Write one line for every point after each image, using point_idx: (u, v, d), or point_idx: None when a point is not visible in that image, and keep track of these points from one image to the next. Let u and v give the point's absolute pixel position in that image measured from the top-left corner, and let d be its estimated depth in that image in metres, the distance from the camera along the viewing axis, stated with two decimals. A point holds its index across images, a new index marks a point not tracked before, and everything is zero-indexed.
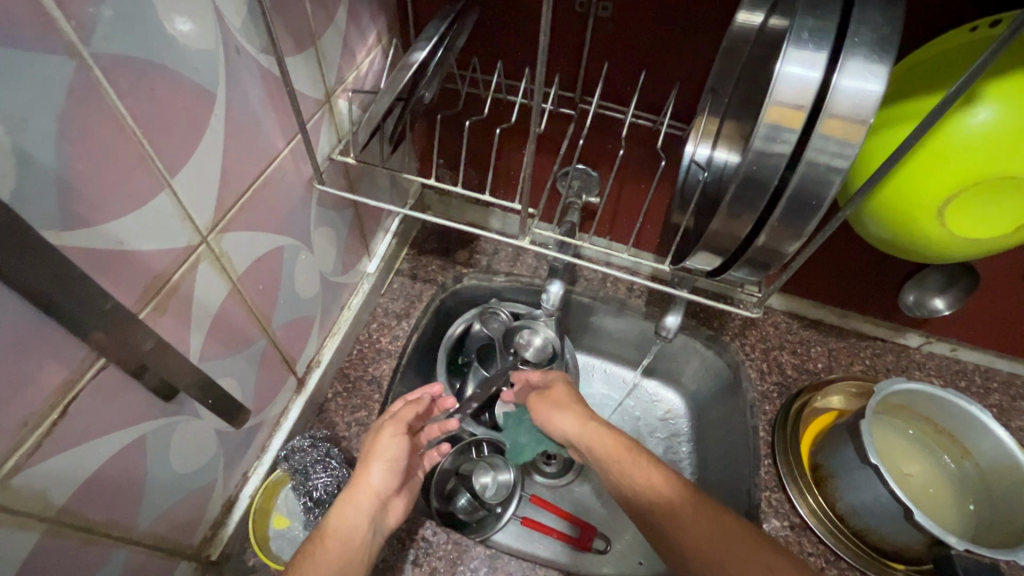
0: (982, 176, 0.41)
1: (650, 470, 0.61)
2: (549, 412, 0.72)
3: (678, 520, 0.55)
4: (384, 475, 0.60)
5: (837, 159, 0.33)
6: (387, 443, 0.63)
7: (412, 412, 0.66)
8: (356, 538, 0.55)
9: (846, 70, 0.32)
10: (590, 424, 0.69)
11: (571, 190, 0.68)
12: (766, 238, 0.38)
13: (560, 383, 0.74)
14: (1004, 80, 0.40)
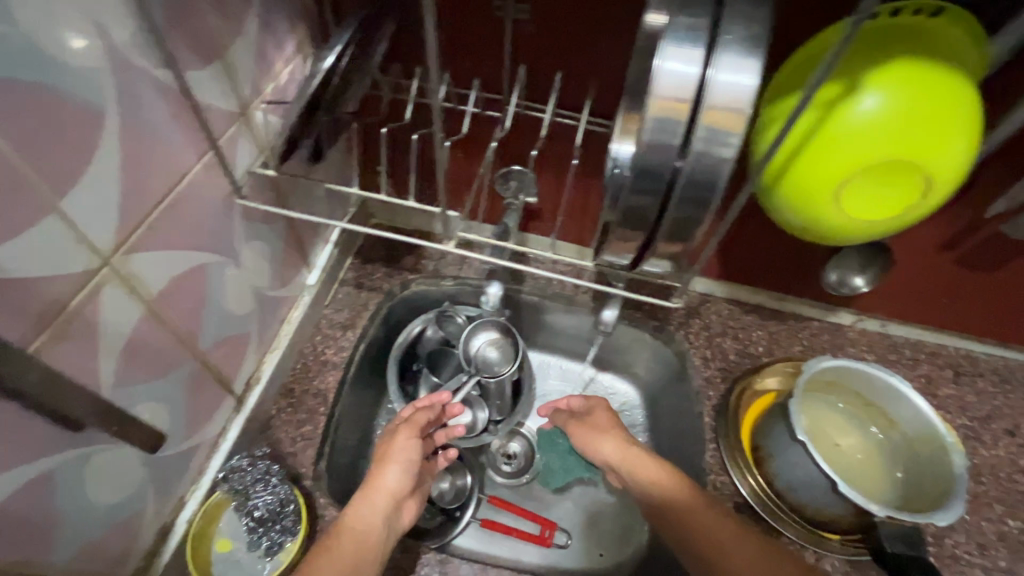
0: (870, 160, 0.43)
1: (683, 487, 0.63)
2: (591, 436, 0.71)
3: (716, 545, 0.58)
4: (400, 475, 0.63)
5: (722, 149, 0.34)
6: (398, 446, 0.65)
7: (426, 417, 0.69)
8: (370, 537, 0.57)
9: (722, 64, 0.33)
10: (632, 450, 0.68)
11: (508, 190, 0.67)
12: (667, 230, 0.39)
13: (602, 409, 0.73)
14: (886, 65, 0.42)
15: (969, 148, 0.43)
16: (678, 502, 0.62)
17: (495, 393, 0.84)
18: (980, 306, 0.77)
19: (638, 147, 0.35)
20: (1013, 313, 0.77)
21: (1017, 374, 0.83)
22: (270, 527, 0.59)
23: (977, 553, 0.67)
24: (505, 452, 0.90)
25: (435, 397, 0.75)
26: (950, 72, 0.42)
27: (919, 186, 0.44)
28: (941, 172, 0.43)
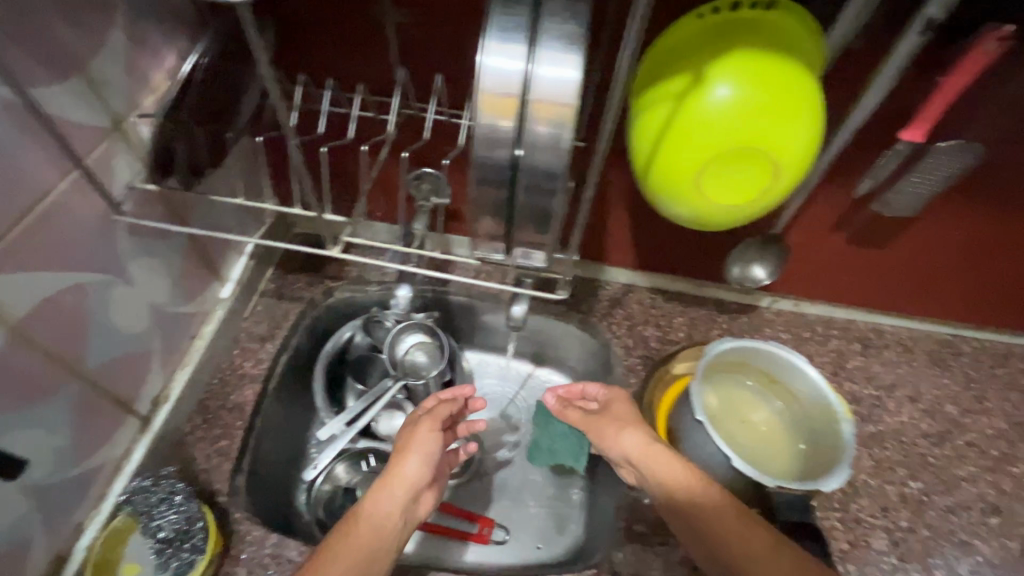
0: (721, 148, 0.45)
1: (710, 487, 0.58)
2: (613, 429, 0.66)
3: (747, 554, 0.53)
4: (420, 467, 0.62)
5: (555, 141, 0.35)
6: (417, 436, 0.64)
7: (447, 410, 0.68)
8: (384, 528, 0.56)
9: (542, 58, 0.34)
10: (656, 446, 0.62)
11: (421, 193, 0.67)
12: (523, 223, 0.40)
13: (623, 400, 0.67)
14: (731, 56, 0.44)
15: (812, 134, 0.46)
16: (705, 504, 0.57)
17: (423, 396, 0.84)
18: (878, 281, 0.81)
19: (476, 144, 0.36)
20: (909, 286, 0.81)
21: (920, 344, 0.87)
22: (177, 546, 0.58)
23: (879, 515, 0.70)
24: None
25: (458, 389, 0.73)
26: (790, 61, 0.45)
27: (769, 171, 0.47)
28: (786, 158, 0.46)
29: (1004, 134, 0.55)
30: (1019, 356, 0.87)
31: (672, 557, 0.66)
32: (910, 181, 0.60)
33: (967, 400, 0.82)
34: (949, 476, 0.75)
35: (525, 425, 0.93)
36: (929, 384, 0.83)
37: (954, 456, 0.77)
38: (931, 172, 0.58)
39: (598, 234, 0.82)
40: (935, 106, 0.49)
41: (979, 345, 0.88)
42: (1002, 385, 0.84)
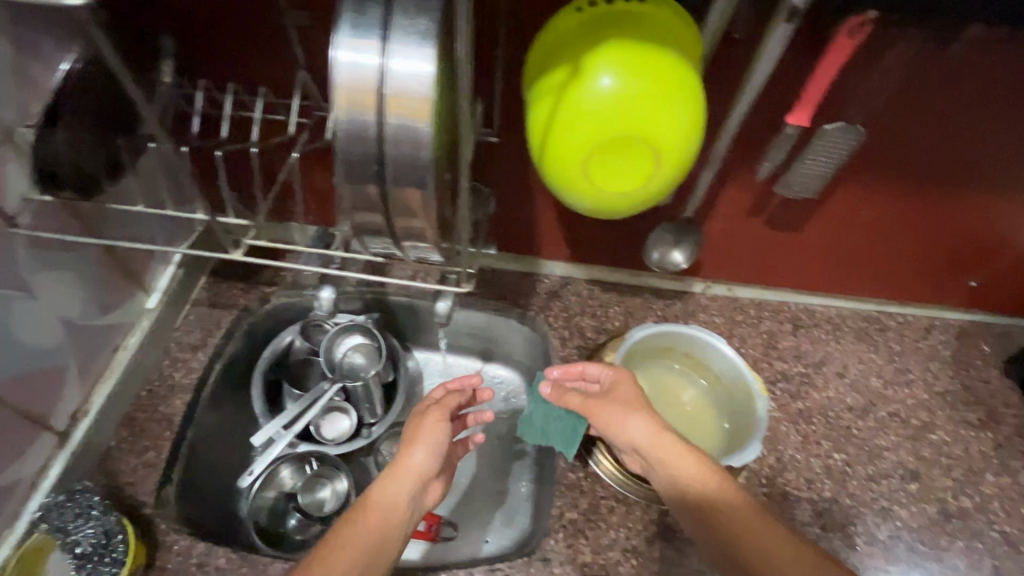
0: (602, 134, 0.46)
1: (729, 484, 0.56)
2: (615, 413, 0.63)
3: (766, 559, 0.52)
4: (427, 458, 0.62)
5: (414, 135, 0.36)
6: (424, 425, 0.64)
7: (457, 400, 0.68)
8: (390, 517, 0.57)
9: (394, 52, 0.35)
10: (667, 436, 0.59)
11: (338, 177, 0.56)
12: (400, 216, 0.41)
13: (631, 383, 0.64)
14: (610, 45, 0.46)
15: (694, 121, 0.47)
16: (722, 504, 0.55)
17: (363, 398, 0.84)
18: (802, 262, 0.84)
19: (337, 139, 0.37)
20: (836, 265, 0.83)
21: (847, 321, 0.90)
22: (97, 560, 0.57)
23: (803, 488, 0.73)
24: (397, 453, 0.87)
25: (466, 378, 0.73)
26: (666, 53, 0.46)
27: (651, 158, 0.48)
28: (667, 144, 0.47)
29: (881, 108, 0.59)
30: (942, 328, 0.90)
31: (602, 539, 0.67)
32: (808, 163, 0.63)
33: (891, 372, 0.85)
34: (870, 446, 0.78)
35: None
36: (855, 359, 0.86)
37: (876, 427, 0.80)
38: (831, 150, 0.62)
39: (529, 228, 0.83)
40: (816, 91, 0.52)
41: (904, 319, 0.91)
42: (923, 357, 0.87)
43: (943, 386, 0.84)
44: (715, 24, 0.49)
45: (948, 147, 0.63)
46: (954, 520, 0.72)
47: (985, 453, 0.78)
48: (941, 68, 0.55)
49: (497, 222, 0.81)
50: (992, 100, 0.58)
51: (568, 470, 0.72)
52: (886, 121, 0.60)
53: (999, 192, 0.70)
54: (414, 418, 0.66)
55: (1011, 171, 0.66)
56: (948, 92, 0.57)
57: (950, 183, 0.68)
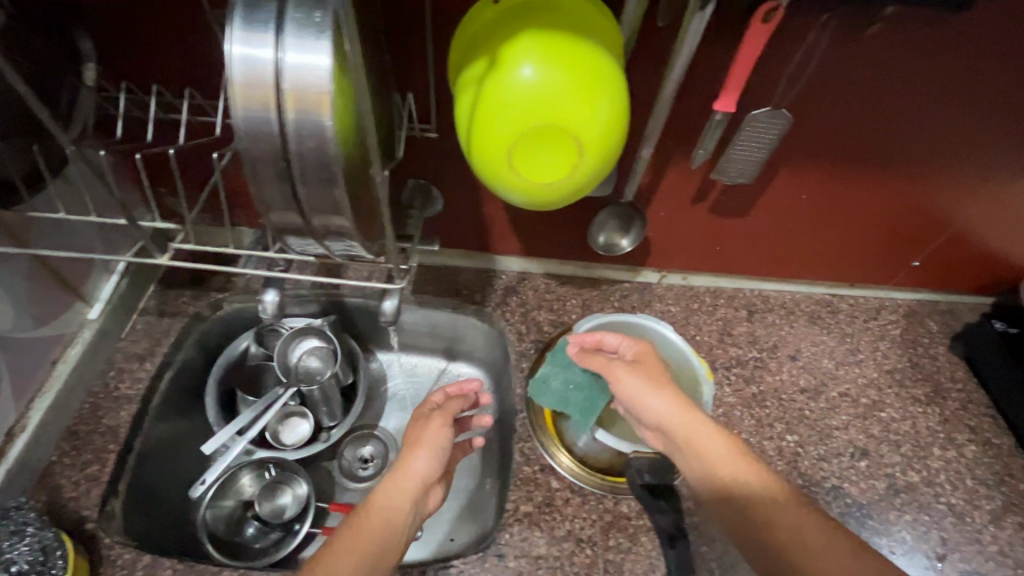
0: (527, 125, 0.46)
1: (758, 467, 0.55)
2: (638, 385, 0.62)
3: (801, 544, 0.50)
4: (429, 462, 0.61)
5: (316, 130, 0.36)
6: (427, 430, 0.64)
7: (459, 407, 0.68)
8: (394, 522, 0.56)
9: (289, 46, 0.34)
10: (693, 412, 0.59)
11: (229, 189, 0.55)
12: (312, 214, 0.41)
13: (655, 360, 0.65)
14: (529, 36, 0.46)
15: (617, 107, 0.47)
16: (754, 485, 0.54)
17: (321, 400, 0.82)
18: (755, 248, 0.85)
19: (240, 136, 0.36)
20: (788, 249, 0.85)
21: (800, 305, 0.92)
22: None
23: None
24: (360, 457, 0.87)
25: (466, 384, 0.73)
26: (585, 41, 0.46)
27: (576, 148, 0.48)
28: (591, 134, 0.47)
29: (814, 90, 0.60)
30: (891, 308, 0.93)
31: (557, 531, 0.67)
32: (740, 149, 0.65)
33: (842, 353, 0.87)
34: (822, 426, 0.79)
35: None
36: (808, 342, 0.88)
37: (827, 408, 0.81)
38: (763, 135, 0.63)
39: (481, 224, 0.82)
40: (739, 78, 0.53)
41: (854, 301, 0.93)
42: (874, 337, 0.89)
43: (891, 365, 0.86)
44: (632, 16, 0.50)
45: (892, 126, 0.65)
46: (902, 494, 0.74)
47: (931, 428, 0.80)
48: (874, 48, 0.56)
49: (449, 219, 0.81)
50: (929, 78, 0.59)
51: (523, 464, 0.72)
52: (827, 101, 0.62)
53: (943, 170, 0.71)
54: (419, 422, 0.66)
55: (954, 150, 0.68)
56: (886, 71, 0.59)
57: (897, 162, 0.70)
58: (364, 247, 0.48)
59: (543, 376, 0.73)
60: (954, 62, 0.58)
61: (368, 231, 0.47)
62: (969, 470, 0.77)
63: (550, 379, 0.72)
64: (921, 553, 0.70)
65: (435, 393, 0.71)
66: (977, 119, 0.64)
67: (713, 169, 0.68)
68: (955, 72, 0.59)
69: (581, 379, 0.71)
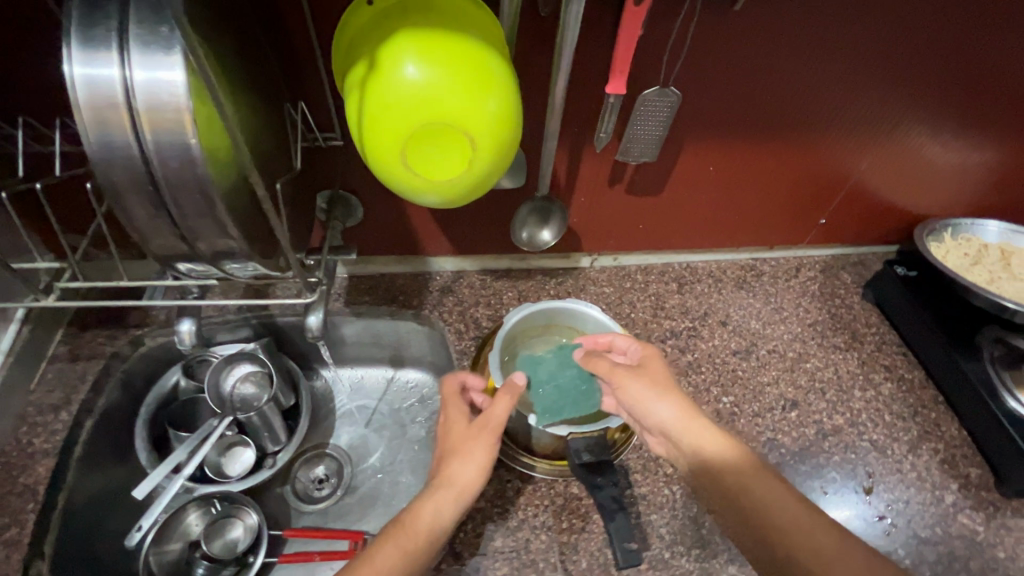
0: (415, 123, 0.46)
1: (767, 475, 0.54)
2: (644, 387, 0.62)
3: (814, 553, 0.48)
4: (475, 477, 0.58)
5: (180, 148, 0.34)
6: (478, 442, 0.59)
7: (507, 409, 0.61)
8: (433, 535, 0.55)
9: (137, 65, 0.33)
10: (697, 418, 0.59)
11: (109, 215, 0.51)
12: (191, 235, 0.39)
13: (659, 363, 0.64)
14: (405, 35, 0.46)
15: (504, 102, 0.48)
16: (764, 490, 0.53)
17: (260, 426, 0.79)
18: (675, 222, 0.88)
19: (97, 162, 0.34)
20: (706, 220, 0.89)
21: (726, 272, 0.96)
22: None
23: None
24: (314, 478, 0.85)
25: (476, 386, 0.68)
26: (462, 36, 0.47)
27: (467, 142, 0.48)
28: (480, 126, 0.47)
29: (701, 64, 0.63)
30: (809, 265, 0.98)
31: (510, 522, 0.68)
32: (639, 127, 0.67)
33: (768, 313, 0.92)
34: (755, 384, 0.83)
35: (392, 429, 0.90)
36: (735, 306, 0.92)
37: (758, 365, 0.85)
38: (658, 113, 0.66)
39: (406, 227, 0.81)
40: (625, 58, 0.55)
41: (775, 263, 0.98)
42: (795, 294, 0.94)
43: (813, 318, 0.92)
44: (509, 8, 0.51)
45: (792, 87, 0.69)
46: (830, 437, 0.79)
47: (852, 371, 0.86)
48: (756, 18, 0.60)
49: (373, 226, 0.80)
50: (814, 42, 0.64)
51: None
52: (720, 74, 0.65)
53: (841, 131, 0.77)
54: (470, 428, 0.61)
55: (846, 110, 0.74)
56: (772, 37, 0.62)
57: (799, 124, 0.74)
58: (264, 264, 0.47)
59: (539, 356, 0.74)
60: (834, 22, 0.62)
61: (264, 247, 0.46)
62: (887, 407, 0.83)
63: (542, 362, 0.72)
64: (850, 488, 0.74)
65: (470, 381, 0.67)
66: (865, 76, 0.69)
67: (618, 151, 0.71)
68: (840, 31, 0.63)
69: (568, 384, 0.70)
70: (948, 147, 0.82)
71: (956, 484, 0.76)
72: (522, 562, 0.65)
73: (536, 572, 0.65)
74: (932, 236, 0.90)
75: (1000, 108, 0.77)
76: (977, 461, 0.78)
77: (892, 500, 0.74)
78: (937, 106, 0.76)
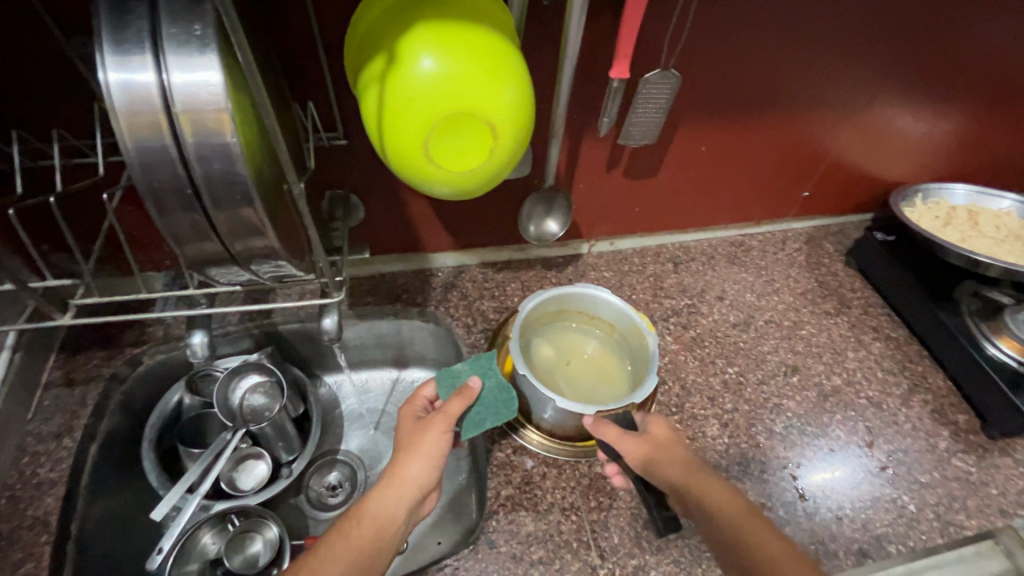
0: (438, 113, 0.46)
1: (770, 532, 0.53)
2: (654, 457, 0.61)
3: None
4: (426, 470, 0.61)
5: (219, 149, 0.34)
6: (425, 435, 0.63)
7: (462, 406, 0.65)
8: (387, 530, 0.58)
9: (173, 67, 0.32)
10: (701, 475, 0.59)
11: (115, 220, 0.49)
12: (228, 238, 0.39)
13: (662, 426, 0.64)
14: (422, 27, 0.46)
15: (522, 91, 0.48)
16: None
17: (273, 436, 0.78)
18: (669, 205, 0.91)
19: (135, 168, 0.34)
20: (699, 199, 0.92)
21: (718, 249, 0.99)
22: None
23: (708, 406, 0.80)
24: (329, 484, 0.84)
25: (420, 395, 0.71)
26: (478, 26, 0.47)
27: (487, 131, 0.48)
28: (501, 113, 0.48)
29: (694, 47, 0.66)
30: (794, 238, 1.03)
31: (540, 506, 0.69)
32: (639, 112, 0.69)
33: (761, 285, 0.95)
34: (756, 353, 0.87)
35: None
36: (730, 281, 0.95)
37: (757, 335, 0.89)
38: (657, 98, 0.68)
39: (408, 224, 0.81)
40: (628, 44, 0.57)
41: (763, 237, 1.02)
42: (784, 266, 0.98)
43: (803, 287, 0.96)
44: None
45: (777, 65, 0.72)
46: (830, 397, 0.83)
47: (844, 334, 0.91)
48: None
49: (375, 225, 0.79)
50: (796, 21, 0.67)
51: (496, 450, 0.73)
52: (713, 54, 0.67)
53: (820, 105, 0.80)
54: (418, 425, 0.64)
55: (825, 85, 0.77)
56: (758, 16, 0.65)
57: (783, 101, 0.78)
58: (292, 264, 0.46)
59: (456, 368, 0.73)
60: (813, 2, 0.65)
61: (293, 248, 0.46)
62: (878, 364, 0.88)
63: (461, 376, 0.72)
64: (854, 444, 0.78)
65: (424, 389, 0.71)
66: (843, 51, 0.73)
67: (619, 136, 0.72)
68: (820, 9, 0.67)
69: (489, 396, 0.70)
70: (917, 117, 0.87)
71: (947, 430, 0.81)
72: (556, 544, 0.66)
73: (571, 551, 0.66)
74: (905, 202, 0.95)
75: (960, 77, 0.82)
76: (964, 407, 0.84)
77: (892, 451, 0.78)
78: (905, 77, 0.80)
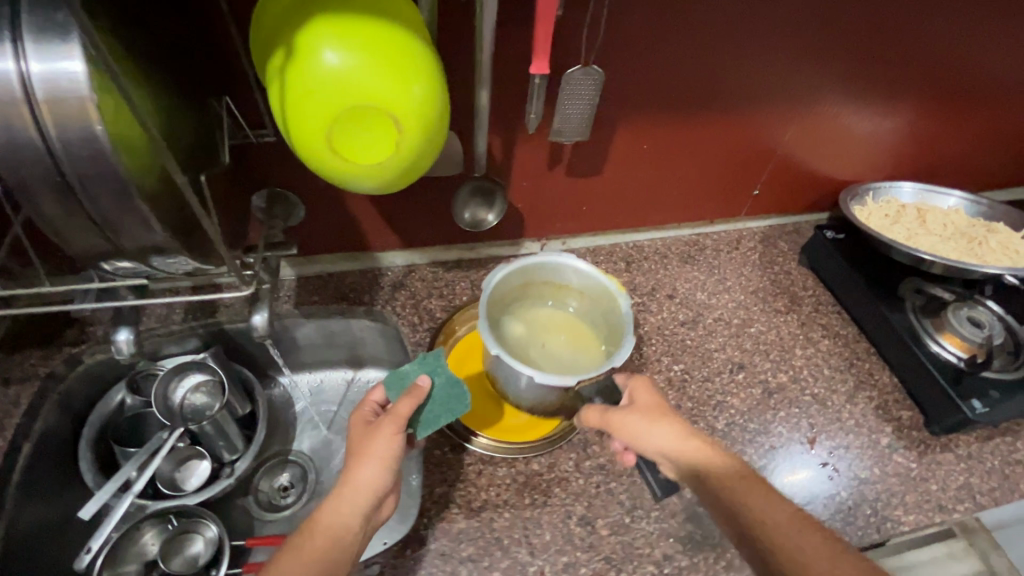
0: (341, 104, 0.46)
1: (770, 493, 0.52)
2: (639, 424, 0.59)
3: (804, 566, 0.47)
4: (381, 474, 0.59)
5: (86, 137, 0.34)
6: (376, 437, 0.61)
7: (411, 406, 0.63)
8: (342, 538, 0.55)
9: (33, 57, 0.32)
10: (691, 438, 0.57)
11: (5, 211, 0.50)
12: (109, 231, 0.39)
13: (645, 392, 0.63)
14: (321, 22, 0.46)
15: (427, 83, 0.49)
16: (795, 538, 0.49)
17: (215, 435, 0.77)
18: (626, 200, 0.91)
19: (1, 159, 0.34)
20: (664, 188, 0.91)
21: (671, 248, 0.99)
22: None
23: None
24: (279, 487, 0.83)
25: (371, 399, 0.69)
26: (379, 19, 0.47)
27: (393, 123, 0.48)
28: (405, 106, 0.47)
29: (620, 44, 0.67)
30: (748, 237, 1.03)
31: (473, 504, 0.69)
32: (569, 106, 0.70)
33: (712, 284, 0.96)
34: (703, 351, 0.87)
35: None
36: (680, 280, 0.95)
37: (705, 333, 0.89)
38: (582, 93, 0.69)
39: (350, 222, 0.82)
40: (545, 40, 0.57)
41: (717, 236, 1.02)
42: (737, 264, 0.99)
43: (754, 285, 0.96)
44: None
45: (714, 60, 0.72)
46: (775, 394, 0.83)
47: (792, 332, 0.91)
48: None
49: (315, 224, 0.80)
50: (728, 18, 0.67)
51: (434, 448, 0.73)
52: (643, 50, 0.68)
53: (763, 101, 0.81)
54: (369, 429, 0.62)
55: (765, 81, 0.77)
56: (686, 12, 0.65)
57: (725, 97, 0.78)
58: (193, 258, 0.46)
59: (402, 370, 0.71)
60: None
61: (193, 243, 0.46)
62: (825, 361, 0.88)
63: (408, 377, 0.70)
64: (797, 441, 0.78)
65: (373, 394, 0.69)
66: (779, 48, 0.73)
67: (551, 132, 0.73)
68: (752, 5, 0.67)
69: (440, 392, 0.69)
70: (864, 114, 0.88)
71: (890, 426, 0.81)
72: (487, 541, 0.66)
73: (501, 548, 0.65)
74: (855, 201, 0.95)
75: (901, 74, 0.83)
76: (909, 404, 0.84)
77: (834, 447, 0.78)
78: (848, 73, 0.80)
